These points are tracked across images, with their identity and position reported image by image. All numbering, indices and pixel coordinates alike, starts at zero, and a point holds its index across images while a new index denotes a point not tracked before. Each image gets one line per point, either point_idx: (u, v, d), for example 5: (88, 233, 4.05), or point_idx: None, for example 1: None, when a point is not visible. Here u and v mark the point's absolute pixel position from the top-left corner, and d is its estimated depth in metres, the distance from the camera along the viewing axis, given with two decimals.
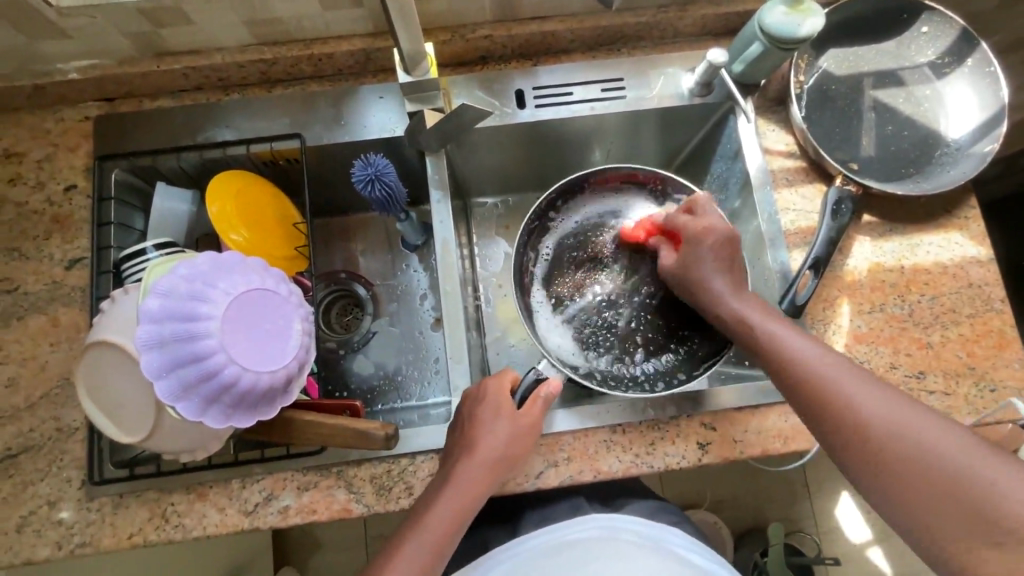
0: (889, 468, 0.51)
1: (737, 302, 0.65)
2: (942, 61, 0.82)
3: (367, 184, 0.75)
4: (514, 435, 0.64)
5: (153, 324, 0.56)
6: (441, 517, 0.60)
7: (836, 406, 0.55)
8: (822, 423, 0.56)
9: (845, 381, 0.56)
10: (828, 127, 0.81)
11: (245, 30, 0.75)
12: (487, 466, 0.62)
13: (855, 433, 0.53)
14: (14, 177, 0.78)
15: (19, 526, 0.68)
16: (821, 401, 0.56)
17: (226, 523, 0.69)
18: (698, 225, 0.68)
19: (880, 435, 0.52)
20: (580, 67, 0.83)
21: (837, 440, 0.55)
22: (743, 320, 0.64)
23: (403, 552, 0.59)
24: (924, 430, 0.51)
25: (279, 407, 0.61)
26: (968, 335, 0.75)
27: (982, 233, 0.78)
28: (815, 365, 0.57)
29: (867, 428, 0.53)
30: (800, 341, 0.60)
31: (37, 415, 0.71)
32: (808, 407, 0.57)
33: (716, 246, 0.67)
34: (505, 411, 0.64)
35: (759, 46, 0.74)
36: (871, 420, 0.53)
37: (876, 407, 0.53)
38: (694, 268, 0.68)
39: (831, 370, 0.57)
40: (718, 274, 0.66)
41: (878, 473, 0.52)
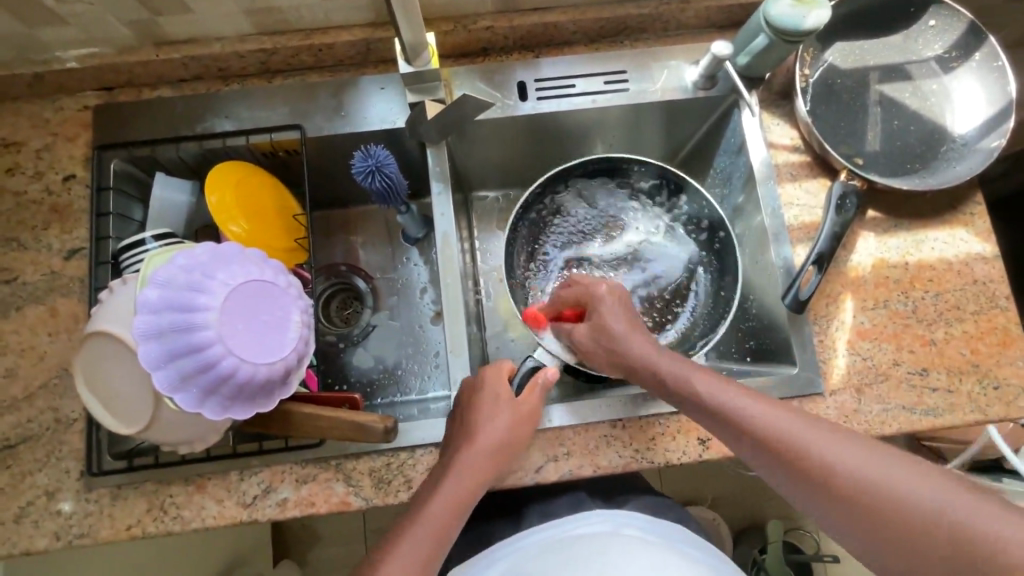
0: (849, 510, 0.48)
1: (648, 348, 0.61)
2: (950, 55, 0.81)
3: (367, 175, 0.74)
4: (514, 423, 0.64)
5: (152, 314, 0.56)
6: (441, 505, 0.58)
7: (779, 452, 0.51)
8: (773, 471, 0.52)
9: (784, 424, 0.52)
10: (833, 122, 0.80)
11: (245, 19, 0.74)
12: (486, 453, 0.62)
13: (807, 478, 0.50)
14: (13, 166, 0.77)
15: (18, 516, 0.68)
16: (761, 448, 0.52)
17: (225, 515, 0.69)
18: (599, 296, 0.65)
19: (830, 477, 0.49)
20: (583, 59, 0.82)
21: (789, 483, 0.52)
22: (662, 372, 0.59)
23: (403, 543, 0.56)
24: (868, 463, 0.49)
25: (277, 399, 0.61)
26: (972, 332, 0.74)
27: (987, 230, 0.78)
28: (745, 411, 0.54)
29: (815, 470, 0.50)
30: (722, 389, 0.55)
31: (36, 405, 0.71)
32: (752, 456, 0.53)
33: (612, 308, 0.64)
34: (505, 400, 0.65)
35: (764, 39, 0.73)
36: (816, 460, 0.50)
37: (819, 445, 0.50)
38: (607, 330, 0.63)
39: (760, 415, 0.53)
40: (625, 325, 0.63)
41: (842, 515, 0.49)
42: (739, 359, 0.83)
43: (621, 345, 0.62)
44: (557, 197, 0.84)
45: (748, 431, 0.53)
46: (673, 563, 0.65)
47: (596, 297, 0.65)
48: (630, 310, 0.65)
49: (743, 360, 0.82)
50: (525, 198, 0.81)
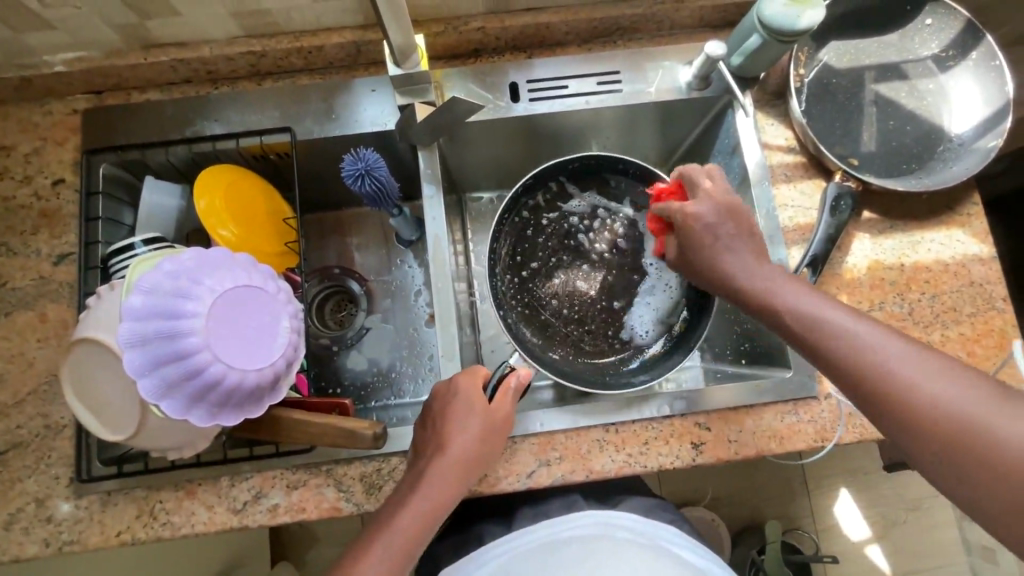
0: (934, 437, 0.48)
1: (745, 266, 0.60)
2: (946, 54, 0.80)
3: (357, 179, 0.73)
4: (487, 429, 0.63)
5: (136, 322, 0.55)
6: (409, 523, 0.58)
7: (871, 377, 0.51)
8: (860, 398, 0.52)
9: (892, 354, 0.51)
10: (829, 122, 0.80)
11: (233, 21, 0.74)
12: (460, 465, 0.61)
13: (894, 401, 0.50)
14: (2, 171, 0.77)
15: (8, 523, 0.67)
16: (855, 372, 0.52)
17: (215, 521, 0.68)
18: (692, 207, 0.62)
19: (924, 406, 0.48)
20: (575, 60, 0.81)
21: (876, 410, 0.51)
22: (759, 289, 0.59)
23: (371, 560, 0.56)
24: (965, 394, 0.47)
25: (266, 406, 0.61)
26: (969, 334, 0.74)
27: (984, 230, 0.77)
28: (840, 330, 0.53)
29: (912, 396, 0.49)
30: (822, 309, 0.55)
31: (25, 412, 0.71)
32: (845, 381, 0.53)
33: (721, 218, 0.61)
34: (480, 409, 0.63)
35: (757, 39, 0.72)
36: (909, 386, 0.49)
37: (919, 376, 0.49)
38: (699, 249, 0.62)
39: (867, 342, 0.52)
40: (724, 238, 0.61)
41: (926, 441, 0.48)
42: (735, 361, 0.82)
43: (718, 260, 0.61)
44: (547, 193, 0.83)
45: (842, 355, 0.52)
46: (662, 563, 0.65)
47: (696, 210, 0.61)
48: (745, 217, 0.62)
49: (738, 362, 0.82)
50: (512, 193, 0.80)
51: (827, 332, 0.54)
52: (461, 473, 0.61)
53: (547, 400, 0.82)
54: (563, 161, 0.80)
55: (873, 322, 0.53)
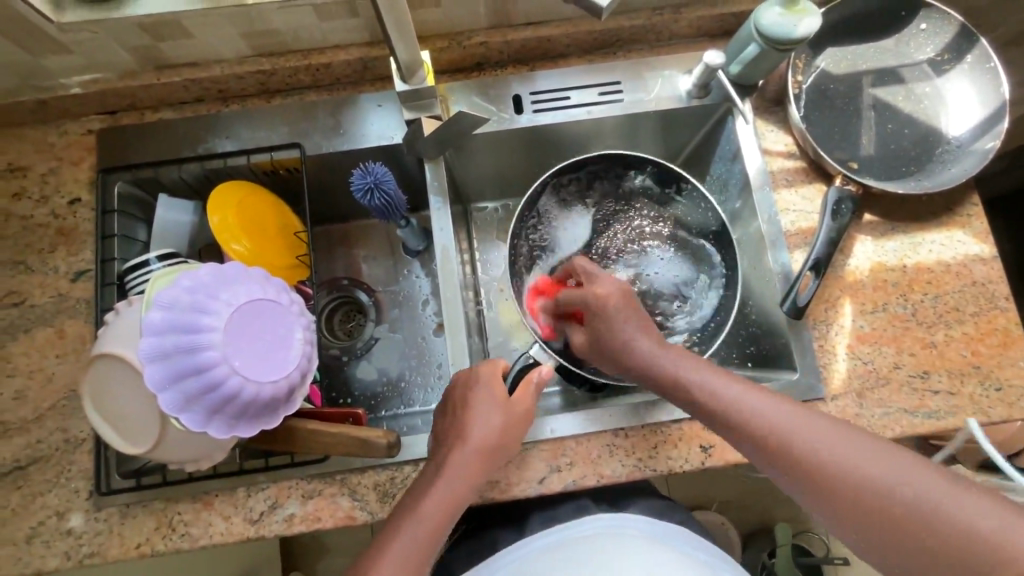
0: (885, 530, 0.48)
1: (668, 361, 0.60)
2: (942, 58, 0.81)
3: (367, 193, 0.75)
4: (506, 417, 0.64)
5: (156, 336, 0.57)
6: (435, 507, 0.59)
7: (812, 471, 0.51)
8: (802, 487, 0.52)
9: (831, 446, 0.51)
10: (828, 127, 0.81)
11: (244, 42, 0.75)
12: (482, 450, 0.62)
13: (834, 493, 0.50)
14: (19, 191, 0.78)
15: (29, 536, 0.69)
16: (801, 470, 0.52)
17: (233, 532, 0.69)
18: (600, 291, 0.64)
19: (867, 490, 0.49)
20: (577, 71, 0.83)
21: (826, 509, 0.51)
22: (684, 386, 0.59)
23: (396, 546, 0.56)
24: (912, 486, 0.48)
25: (282, 416, 0.62)
26: (972, 333, 0.74)
27: (985, 231, 0.78)
28: (774, 425, 0.53)
29: (858, 489, 0.49)
30: (753, 403, 0.55)
31: (45, 426, 0.72)
32: (788, 475, 0.53)
33: (616, 297, 0.64)
34: (500, 399, 0.65)
35: (755, 47, 0.74)
36: (851, 477, 0.49)
37: (860, 465, 0.50)
38: (608, 330, 0.63)
39: (801, 430, 0.52)
40: (635, 329, 0.62)
41: (881, 532, 0.48)
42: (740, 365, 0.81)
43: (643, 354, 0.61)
44: (569, 190, 0.83)
45: (782, 448, 0.53)
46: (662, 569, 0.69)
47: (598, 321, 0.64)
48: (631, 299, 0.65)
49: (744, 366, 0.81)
50: (532, 190, 0.80)
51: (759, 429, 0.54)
52: (481, 456, 0.62)
53: (556, 406, 0.83)
54: (582, 159, 0.80)
55: (802, 412, 0.54)
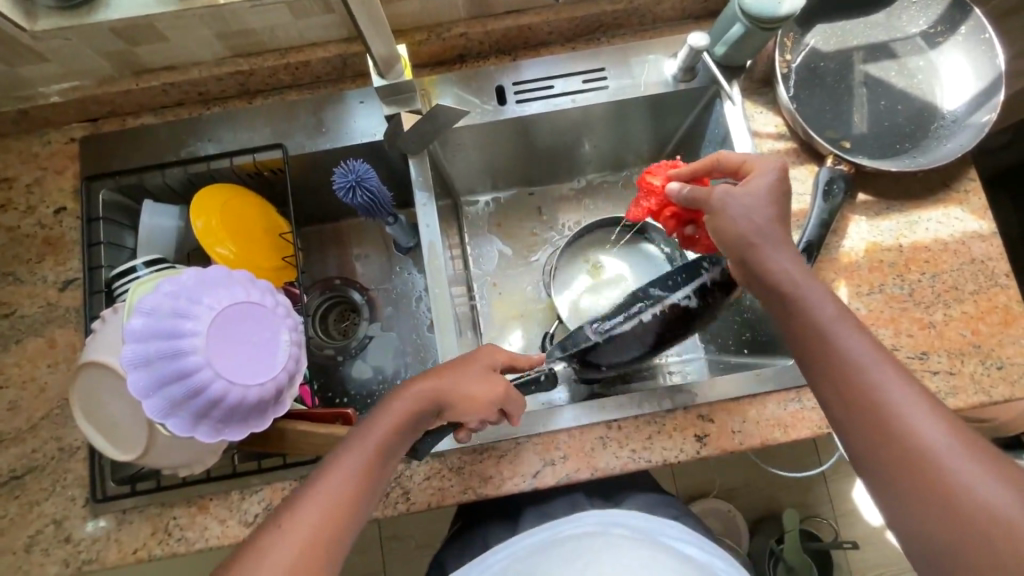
0: (914, 495, 0.47)
1: (792, 272, 0.56)
2: (935, 30, 0.79)
3: (350, 191, 0.74)
4: (483, 380, 0.62)
5: (138, 343, 0.56)
6: (365, 450, 0.55)
7: (875, 416, 0.49)
8: (869, 430, 0.49)
9: (909, 402, 0.48)
10: (819, 106, 0.79)
11: (220, 43, 0.75)
12: (433, 392, 0.60)
13: (898, 451, 0.48)
14: (4, 203, 0.78)
15: (28, 545, 0.69)
16: (877, 418, 0.49)
17: (228, 535, 0.69)
18: (761, 162, 0.61)
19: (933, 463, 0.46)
20: (560, 59, 0.81)
21: (886, 463, 0.48)
22: (795, 296, 0.55)
23: (339, 469, 0.54)
24: (967, 462, 0.46)
25: (271, 418, 0.62)
26: (972, 312, 0.73)
27: (983, 206, 0.76)
28: (863, 362, 0.51)
29: (910, 448, 0.47)
30: (850, 335, 0.52)
31: (40, 436, 0.72)
32: (845, 410, 0.51)
33: (773, 186, 0.59)
34: (478, 364, 0.63)
35: (740, 27, 0.72)
36: (909, 434, 0.48)
37: (926, 427, 0.47)
38: (757, 225, 0.58)
39: (894, 387, 0.49)
40: (774, 230, 0.58)
41: (907, 490, 0.47)
42: (737, 352, 0.84)
43: (765, 254, 0.57)
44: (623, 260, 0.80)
45: (860, 384, 0.50)
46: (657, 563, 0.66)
47: (757, 190, 0.59)
48: (789, 202, 0.60)
49: (740, 352, 0.84)
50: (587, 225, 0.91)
51: (843, 360, 0.51)
52: (427, 400, 0.60)
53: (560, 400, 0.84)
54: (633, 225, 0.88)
55: (894, 362, 0.51)
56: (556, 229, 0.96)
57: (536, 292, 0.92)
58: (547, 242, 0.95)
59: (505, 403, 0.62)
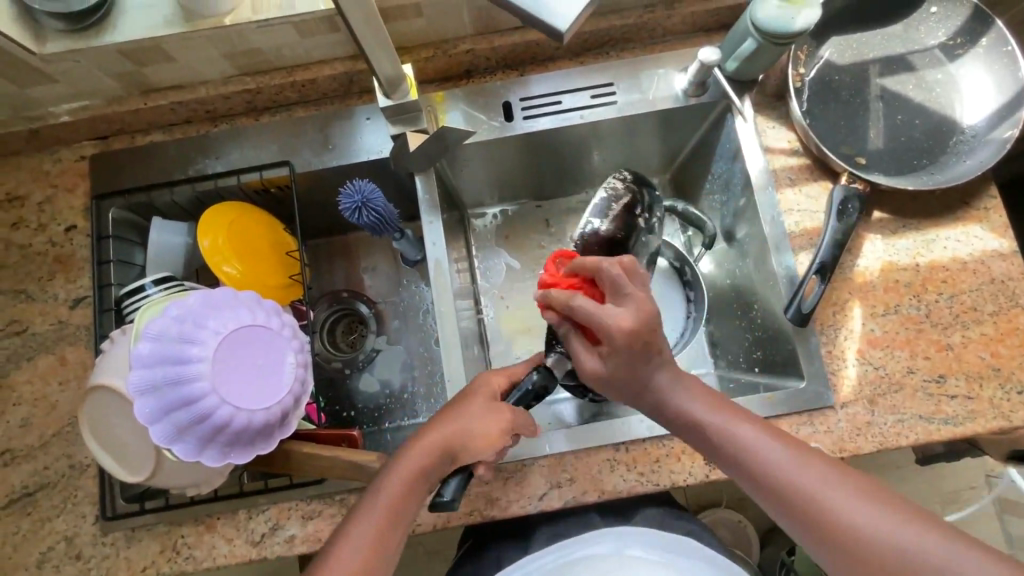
0: (864, 570, 0.50)
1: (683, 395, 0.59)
2: (954, 42, 0.77)
3: (355, 211, 0.74)
4: (490, 415, 0.61)
5: (145, 368, 0.57)
6: (370, 521, 0.57)
7: (803, 503, 0.53)
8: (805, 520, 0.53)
9: (822, 488, 0.53)
10: (833, 121, 0.77)
11: (227, 62, 0.75)
12: (444, 439, 0.60)
13: (835, 535, 0.51)
14: (17, 221, 0.79)
15: (39, 561, 0.70)
16: (805, 511, 0.53)
17: (235, 554, 0.70)
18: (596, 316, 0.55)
19: (867, 537, 0.50)
20: (567, 75, 0.80)
21: (829, 546, 0.52)
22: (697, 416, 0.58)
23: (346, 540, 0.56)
24: (893, 526, 0.50)
25: (277, 441, 0.62)
26: (992, 334, 0.71)
27: (1004, 225, 0.74)
28: (773, 460, 0.55)
29: (838, 534, 0.51)
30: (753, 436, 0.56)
31: (51, 453, 0.73)
32: (779, 510, 0.55)
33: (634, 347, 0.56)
34: (479, 397, 0.64)
35: (752, 42, 0.70)
36: (838, 515, 0.52)
37: (847, 505, 0.52)
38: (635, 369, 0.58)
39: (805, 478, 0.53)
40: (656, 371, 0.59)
41: (855, 565, 0.51)
42: (749, 370, 0.81)
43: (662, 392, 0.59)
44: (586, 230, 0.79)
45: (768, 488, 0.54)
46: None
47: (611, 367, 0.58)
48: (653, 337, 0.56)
49: (751, 370, 0.81)
50: None
51: (757, 465, 0.55)
52: (442, 447, 0.60)
53: (569, 417, 0.84)
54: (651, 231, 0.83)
55: (796, 450, 0.55)
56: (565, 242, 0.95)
57: None
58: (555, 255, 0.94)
59: (517, 429, 0.63)
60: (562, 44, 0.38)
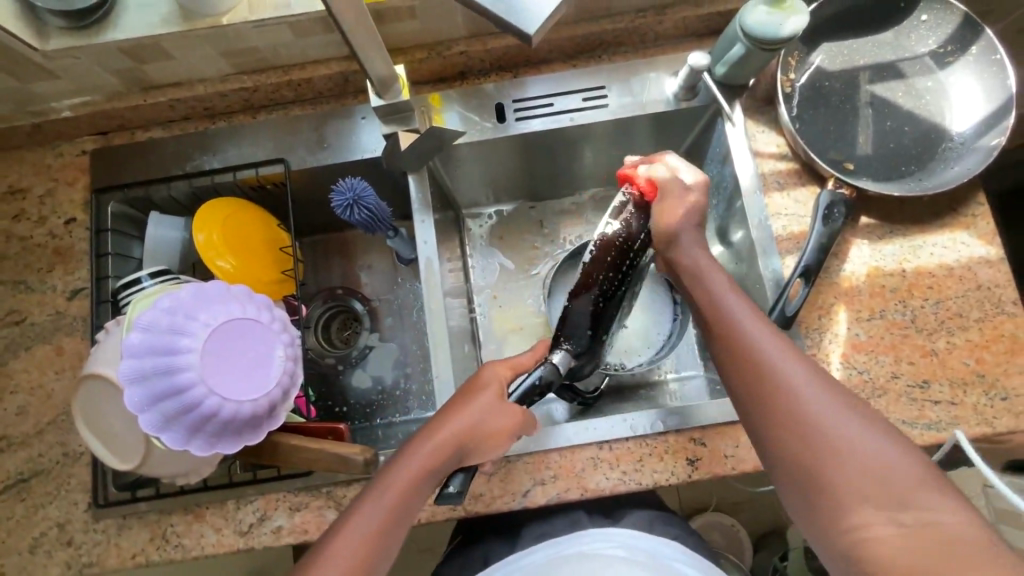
0: (794, 434, 0.52)
1: (696, 264, 0.64)
2: (944, 50, 0.77)
3: (348, 209, 0.75)
4: (499, 411, 0.63)
5: (136, 359, 0.58)
6: (378, 513, 0.57)
7: (763, 366, 0.54)
8: (758, 378, 0.54)
9: (786, 358, 0.55)
10: (822, 127, 0.78)
11: (225, 61, 0.76)
12: (455, 437, 0.61)
13: (780, 397, 0.53)
14: (18, 213, 0.81)
15: (32, 546, 0.71)
16: (762, 373, 0.54)
17: (223, 543, 0.71)
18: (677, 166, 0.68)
19: (809, 405, 0.52)
20: (560, 77, 0.81)
21: (770, 409, 0.53)
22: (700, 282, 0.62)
23: (348, 531, 0.56)
24: (838, 407, 0.51)
25: (265, 432, 0.63)
26: (976, 340, 0.71)
27: (991, 232, 0.74)
28: (749, 329, 0.57)
29: (771, 382, 0.53)
30: (742, 307, 0.59)
31: (45, 440, 0.75)
32: (735, 366, 0.56)
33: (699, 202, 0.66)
34: (488, 391, 0.64)
35: (740, 48, 0.71)
36: (791, 383, 0.53)
37: (803, 380, 0.53)
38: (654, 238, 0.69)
39: (775, 348, 0.55)
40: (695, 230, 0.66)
41: (785, 429, 0.52)
42: None
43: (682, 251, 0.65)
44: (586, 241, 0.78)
45: (729, 332, 0.57)
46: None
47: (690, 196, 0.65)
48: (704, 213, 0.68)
49: None
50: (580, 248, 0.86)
51: (735, 328, 0.57)
52: (456, 445, 0.61)
53: (560, 417, 0.83)
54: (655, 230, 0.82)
55: (776, 330, 0.57)
56: (557, 243, 0.96)
57: (536, 305, 0.92)
58: (548, 255, 0.95)
59: (523, 426, 0.65)
60: (533, 46, 0.39)
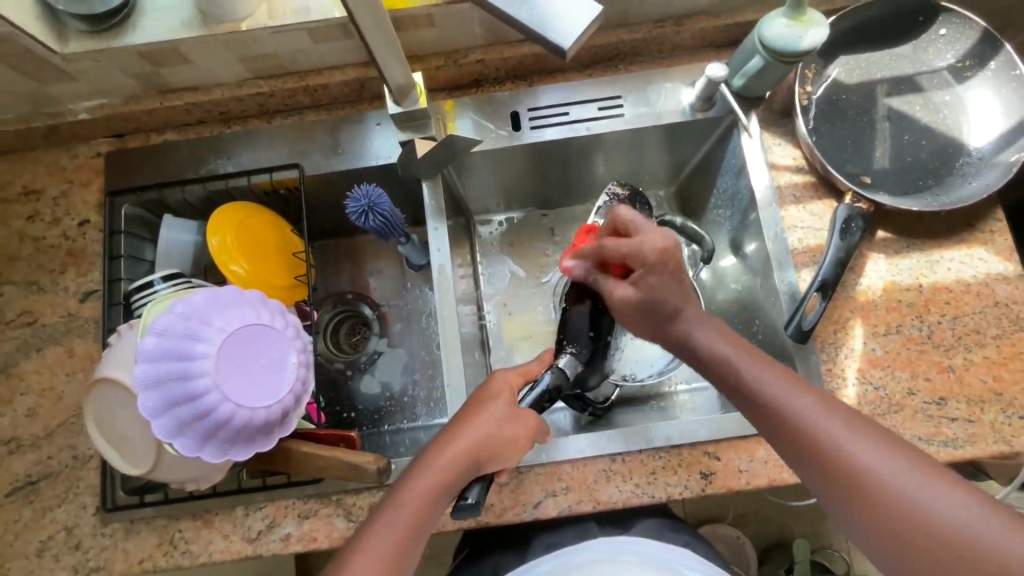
0: (883, 526, 0.51)
1: (718, 347, 0.62)
2: (963, 64, 0.77)
3: (362, 215, 0.75)
4: (514, 421, 0.63)
5: (150, 363, 0.58)
6: (385, 538, 0.56)
7: (828, 459, 0.54)
8: (825, 472, 0.54)
9: (845, 441, 0.54)
10: (838, 140, 0.77)
11: (242, 65, 0.76)
12: (465, 451, 0.60)
13: (855, 491, 0.52)
14: (32, 214, 0.81)
15: (39, 550, 0.71)
16: (829, 466, 0.53)
17: (231, 550, 0.70)
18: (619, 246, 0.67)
19: (889, 493, 0.51)
20: (575, 86, 0.81)
21: (852, 503, 0.52)
22: (731, 371, 0.60)
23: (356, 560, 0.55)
24: (919, 485, 0.50)
25: (277, 439, 0.62)
26: (994, 357, 0.70)
27: (1009, 248, 0.74)
28: (799, 418, 0.56)
29: (843, 474, 0.53)
30: (786, 397, 0.57)
31: (55, 443, 0.74)
32: (801, 464, 0.56)
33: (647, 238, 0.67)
34: (500, 401, 0.64)
35: (759, 60, 0.71)
36: (863, 472, 0.52)
37: (874, 462, 0.52)
38: (672, 293, 0.64)
39: (834, 435, 0.54)
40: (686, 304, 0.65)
41: (874, 523, 0.51)
42: None
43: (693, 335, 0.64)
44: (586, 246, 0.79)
45: (779, 428, 0.56)
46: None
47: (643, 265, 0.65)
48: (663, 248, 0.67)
49: None
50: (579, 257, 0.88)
51: (788, 421, 0.56)
52: (466, 459, 0.60)
53: (568, 426, 0.83)
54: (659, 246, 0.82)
55: (829, 410, 0.56)
56: (569, 251, 0.95)
57: (547, 313, 0.92)
58: (558, 263, 0.95)
59: (536, 435, 0.65)
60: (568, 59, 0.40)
